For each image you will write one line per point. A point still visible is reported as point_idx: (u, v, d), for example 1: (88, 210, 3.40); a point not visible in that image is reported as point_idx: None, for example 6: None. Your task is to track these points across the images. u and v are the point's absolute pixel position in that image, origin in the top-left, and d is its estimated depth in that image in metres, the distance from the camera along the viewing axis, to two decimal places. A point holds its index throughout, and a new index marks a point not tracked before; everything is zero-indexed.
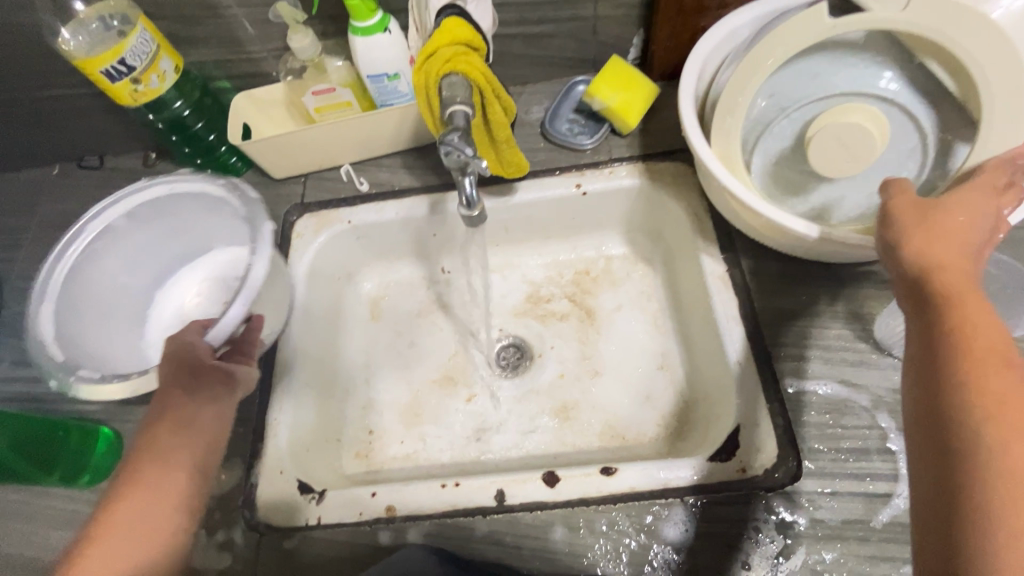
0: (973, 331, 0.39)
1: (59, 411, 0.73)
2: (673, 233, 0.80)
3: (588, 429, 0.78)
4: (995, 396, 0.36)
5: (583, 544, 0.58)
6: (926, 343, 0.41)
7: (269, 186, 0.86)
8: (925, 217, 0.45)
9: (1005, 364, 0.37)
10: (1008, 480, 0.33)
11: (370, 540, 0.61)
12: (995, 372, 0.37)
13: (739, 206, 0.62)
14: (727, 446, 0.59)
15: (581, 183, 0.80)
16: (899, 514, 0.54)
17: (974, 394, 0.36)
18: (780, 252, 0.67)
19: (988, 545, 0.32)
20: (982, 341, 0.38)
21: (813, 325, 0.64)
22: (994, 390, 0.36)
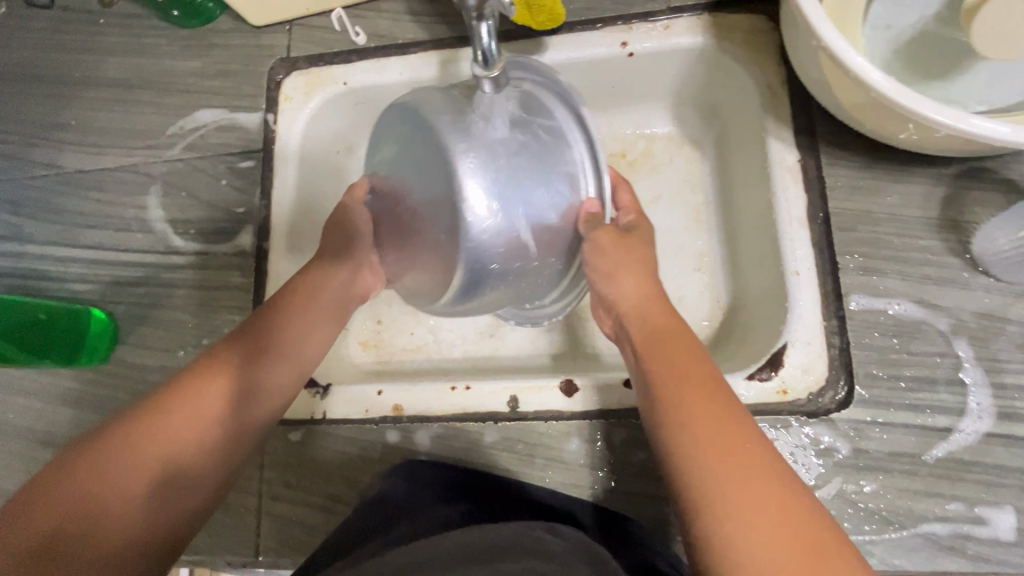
0: (676, 359, 0.48)
1: (50, 291, 0.69)
2: (735, 110, 0.66)
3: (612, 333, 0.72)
4: (686, 400, 0.45)
5: (599, 457, 0.55)
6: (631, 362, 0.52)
7: (246, 35, 0.71)
8: (629, 253, 0.54)
9: (694, 356, 0.48)
10: (714, 472, 0.40)
11: (377, 437, 0.58)
12: (688, 394, 0.45)
13: (835, 75, 0.48)
14: (770, 363, 0.52)
15: (627, 40, 0.64)
16: (956, 450, 0.48)
17: (669, 394, 0.46)
18: (872, 139, 0.54)
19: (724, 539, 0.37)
20: (673, 356, 0.48)
21: (895, 233, 0.53)
22: (686, 390, 0.45)
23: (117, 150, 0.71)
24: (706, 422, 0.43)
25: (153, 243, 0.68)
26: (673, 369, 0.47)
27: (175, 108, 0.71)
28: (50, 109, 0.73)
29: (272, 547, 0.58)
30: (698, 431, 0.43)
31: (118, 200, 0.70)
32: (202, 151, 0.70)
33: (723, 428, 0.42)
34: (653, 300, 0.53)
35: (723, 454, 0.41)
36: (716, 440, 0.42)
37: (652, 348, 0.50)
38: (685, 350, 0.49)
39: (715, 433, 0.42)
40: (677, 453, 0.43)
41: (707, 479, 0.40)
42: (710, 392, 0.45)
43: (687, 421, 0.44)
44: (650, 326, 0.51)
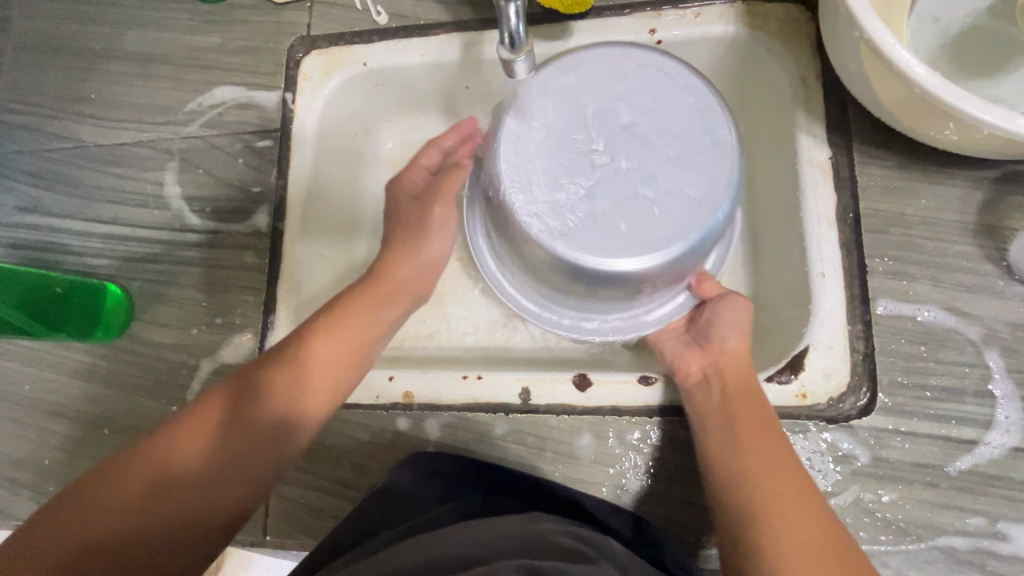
0: (753, 410, 0.49)
1: (66, 265, 0.69)
2: (765, 103, 0.64)
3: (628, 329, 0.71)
4: (758, 452, 0.47)
5: (609, 454, 0.54)
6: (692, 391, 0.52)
7: (266, 11, 0.70)
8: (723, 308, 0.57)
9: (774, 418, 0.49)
10: (773, 532, 0.43)
11: (387, 424, 0.58)
12: (779, 464, 0.46)
13: (876, 70, 0.46)
14: (791, 366, 0.51)
15: (656, 28, 0.62)
16: (981, 464, 0.47)
17: (746, 445, 0.47)
18: (909, 138, 0.52)
19: None
20: (751, 407, 0.49)
21: (928, 236, 0.52)
22: (760, 444, 0.47)
23: (135, 126, 0.71)
24: (777, 484, 0.45)
25: (169, 220, 0.68)
26: (757, 421, 0.48)
27: (193, 84, 0.70)
28: (69, 81, 0.73)
29: (280, 528, 0.58)
30: (776, 495, 0.44)
31: (135, 176, 0.70)
32: (220, 129, 0.69)
33: (788, 494, 0.44)
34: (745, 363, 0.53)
35: (786, 516, 0.43)
36: (790, 497, 0.44)
37: (737, 395, 0.50)
38: (763, 402, 0.50)
39: (798, 505, 0.44)
40: (741, 499, 0.45)
41: (786, 546, 0.42)
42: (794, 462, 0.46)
43: (751, 474, 0.46)
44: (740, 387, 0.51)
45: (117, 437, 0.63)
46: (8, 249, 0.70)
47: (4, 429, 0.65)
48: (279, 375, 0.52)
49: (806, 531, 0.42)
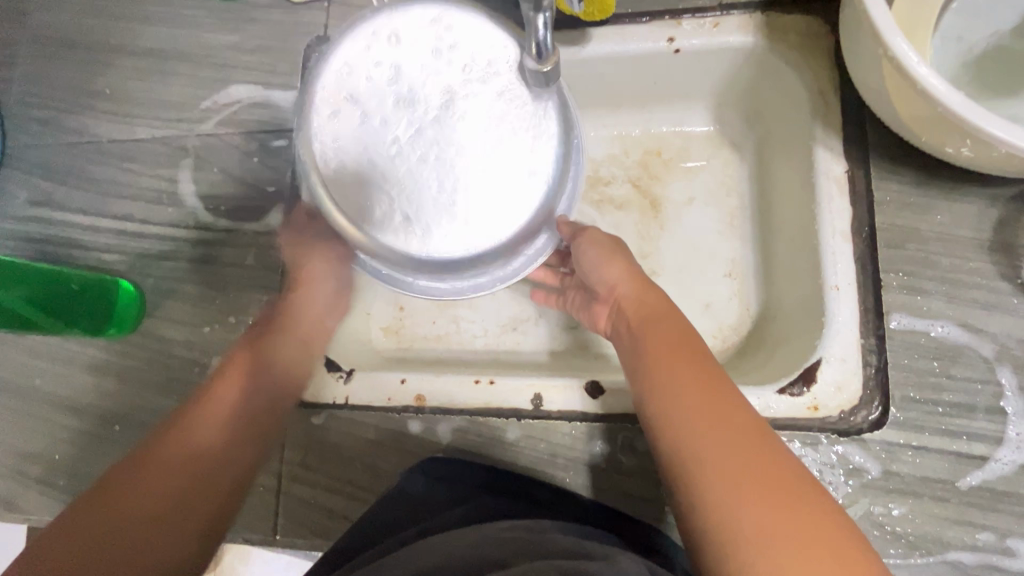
0: (659, 328, 0.49)
1: (80, 259, 0.69)
2: (782, 114, 0.64)
3: None
4: (666, 361, 0.46)
5: (620, 461, 0.55)
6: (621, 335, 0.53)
7: (284, 10, 0.70)
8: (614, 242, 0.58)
9: (685, 331, 0.49)
10: (690, 433, 0.41)
11: (398, 426, 0.58)
12: (674, 366, 0.45)
13: (899, 86, 0.47)
14: (803, 378, 0.51)
15: (674, 36, 0.62)
16: (991, 480, 0.47)
17: (652, 355, 0.47)
18: (928, 153, 0.52)
19: (705, 500, 0.39)
20: (654, 325, 0.50)
21: (943, 252, 0.52)
22: (666, 354, 0.47)
23: (150, 121, 0.71)
24: (688, 388, 0.44)
25: (182, 217, 0.68)
26: (667, 340, 0.48)
27: (209, 82, 0.70)
28: (84, 76, 0.73)
29: (291, 528, 0.58)
30: (690, 400, 0.43)
31: (149, 172, 0.70)
32: (235, 127, 0.69)
33: (694, 391, 0.43)
34: (646, 286, 0.54)
35: (703, 416, 0.42)
36: (708, 399, 0.43)
37: (642, 321, 0.51)
38: (671, 319, 0.50)
39: (710, 400, 0.43)
40: (657, 410, 0.44)
41: (692, 446, 0.41)
42: (694, 361, 0.46)
43: (658, 385, 0.45)
44: (637, 309, 0.52)
45: (127, 433, 0.63)
46: (22, 242, 0.70)
47: (15, 422, 0.65)
48: (281, 344, 0.61)
49: (714, 423, 0.41)
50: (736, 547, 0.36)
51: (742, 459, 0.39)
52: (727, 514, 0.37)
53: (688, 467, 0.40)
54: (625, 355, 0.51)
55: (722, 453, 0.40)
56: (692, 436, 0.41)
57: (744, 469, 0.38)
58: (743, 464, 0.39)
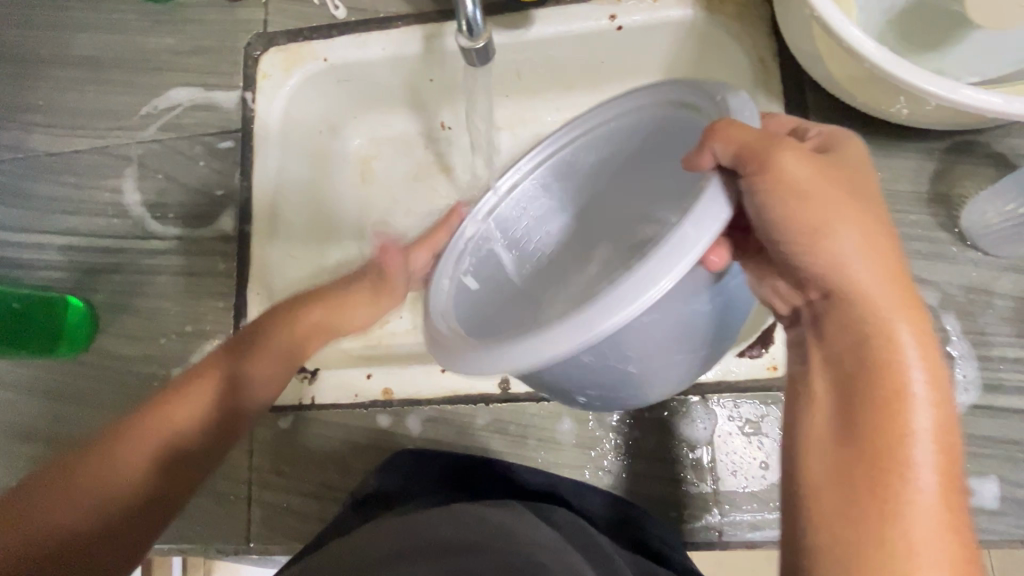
0: (887, 385, 0.34)
1: (24, 280, 0.66)
2: (727, 86, 0.65)
3: None
4: (895, 438, 0.33)
5: (591, 437, 0.55)
6: (825, 350, 0.37)
7: (221, 9, 0.69)
8: (840, 194, 0.37)
9: (938, 403, 0.34)
10: (867, 532, 0.32)
11: (368, 422, 0.58)
12: (902, 413, 0.33)
13: (829, 47, 0.48)
14: (761, 340, 0.54)
15: (616, 13, 0.62)
16: None
17: (880, 425, 0.33)
18: (865, 112, 0.53)
19: None
20: (892, 384, 0.34)
21: (884, 208, 0.53)
22: (891, 429, 0.33)
23: (88, 132, 0.68)
24: (899, 490, 0.32)
25: (130, 229, 0.66)
26: (902, 420, 0.33)
27: (148, 88, 0.68)
28: (15, 90, 0.70)
29: (265, 535, 0.57)
30: (914, 514, 0.31)
31: (92, 184, 0.67)
32: (178, 132, 0.67)
33: (914, 501, 0.32)
34: (899, 285, 0.36)
35: (914, 536, 0.31)
36: (928, 526, 0.31)
37: (864, 362, 0.35)
38: (931, 390, 0.34)
39: (936, 516, 0.31)
40: (820, 481, 0.34)
41: (861, 547, 0.31)
42: (936, 421, 0.34)
43: (857, 459, 0.33)
44: (874, 319, 0.36)
45: None
46: None
47: None
48: (257, 360, 0.52)
49: (913, 479, 0.32)
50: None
51: None
52: (842, 554, 0.32)
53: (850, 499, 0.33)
54: (823, 365, 0.38)
55: None
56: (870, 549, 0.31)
57: (917, 540, 0.31)
58: None
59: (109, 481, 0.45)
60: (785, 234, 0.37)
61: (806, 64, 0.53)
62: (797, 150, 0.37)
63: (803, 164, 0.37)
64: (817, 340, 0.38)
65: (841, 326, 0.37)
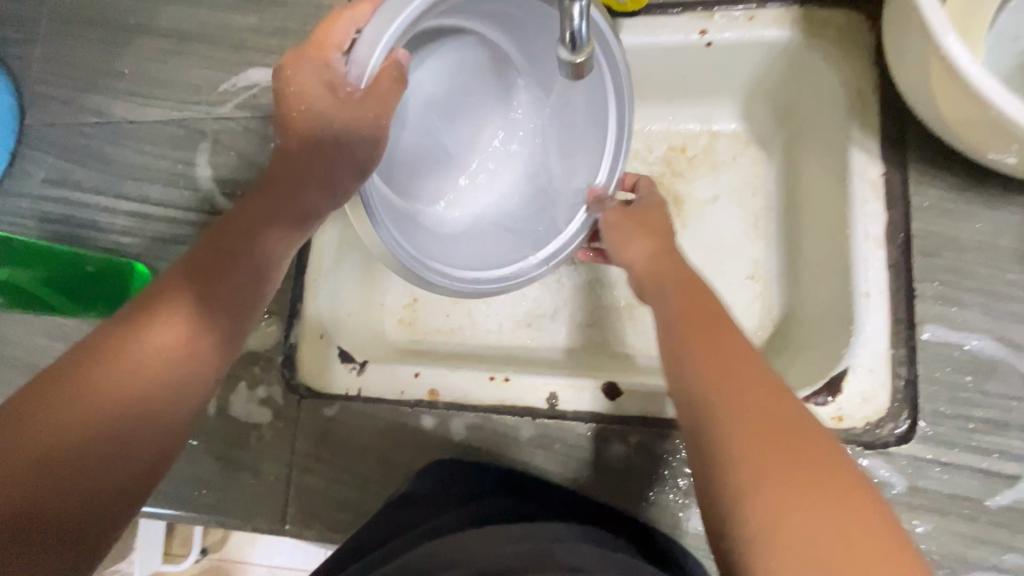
0: (697, 314, 0.42)
1: (94, 242, 0.68)
2: (815, 113, 0.61)
3: (640, 336, 0.70)
4: (700, 340, 0.39)
5: (637, 464, 0.54)
6: (665, 317, 0.44)
7: None
8: (639, 222, 0.55)
9: (711, 315, 0.41)
10: (738, 449, 0.33)
11: (411, 421, 0.58)
12: (734, 369, 0.36)
13: (946, 87, 0.45)
14: (829, 388, 0.49)
15: (707, 29, 0.59)
16: (1021, 500, 0.46)
17: (684, 345, 0.40)
18: (971, 159, 0.50)
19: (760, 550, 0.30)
20: (693, 313, 0.42)
21: (982, 263, 0.50)
22: (711, 347, 0.38)
23: (168, 102, 0.70)
24: (738, 387, 0.35)
25: (198, 201, 0.67)
26: (716, 344, 0.39)
27: (229, 65, 0.69)
28: (104, 55, 0.72)
29: (301, 518, 0.58)
30: (748, 409, 0.34)
31: (167, 154, 0.69)
32: (254, 111, 0.68)
33: (756, 396, 0.35)
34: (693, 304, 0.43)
35: (756, 431, 0.33)
36: (757, 408, 0.34)
37: (686, 317, 0.42)
38: (710, 297, 0.43)
39: (774, 409, 0.34)
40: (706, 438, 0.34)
41: (748, 468, 0.32)
42: (765, 383, 0.35)
43: (694, 376, 0.37)
44: (705, 330, 0.40)
45: None
46: (39, 222, 0.70)
47: None
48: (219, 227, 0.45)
49: (743, 391, 0.35)
50: (753, 515, 0.31)
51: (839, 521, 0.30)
52: (739, 456, 0.32)
53: (720, 441, 0.34)
54: (657, 320, 0.44)
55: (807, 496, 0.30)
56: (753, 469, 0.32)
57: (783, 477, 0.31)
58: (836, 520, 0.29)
59: (121, 343, 0.37)
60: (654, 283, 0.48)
61: (916, 99, 0.49)
62: (615, 208, 0.56)
63: (635, 238, 0.53)
64: (654, 300, 0.47)
65: (667, 302, 0.45)
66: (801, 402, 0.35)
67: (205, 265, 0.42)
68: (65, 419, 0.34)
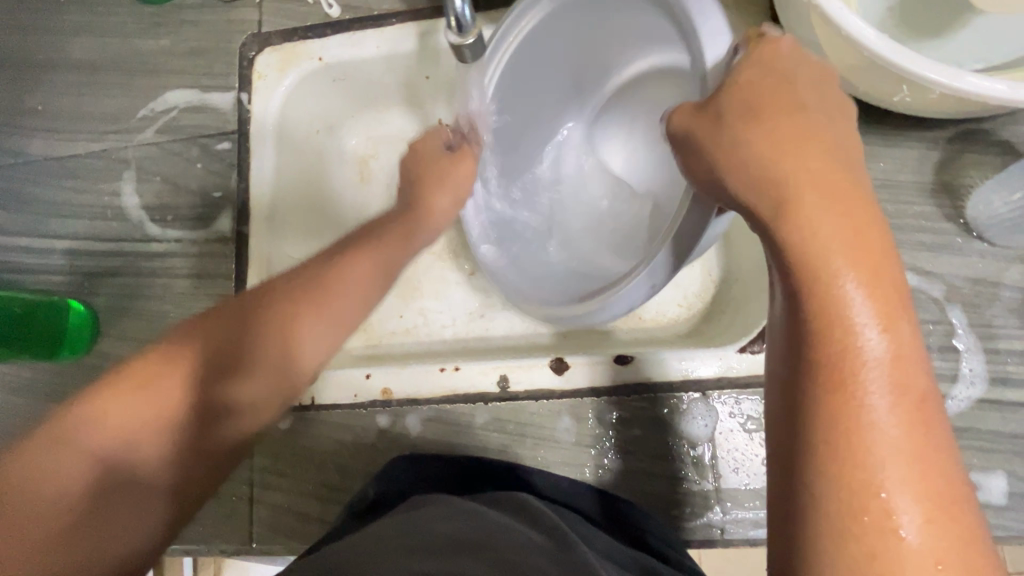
0: (823, 202, 0.31)
1: (25, 284, 0.67)
2: None
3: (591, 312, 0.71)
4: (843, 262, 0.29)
5: (592, 435, 0.55)
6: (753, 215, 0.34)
7: (216, 10, 0.68)
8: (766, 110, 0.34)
9: (847, 218, 0.30)
10: (850, 424, 0.27)
11: (367, 422, 0.58)
12: (861, 385, 0.27)
13: (828, 35, 0.47)
14: (761, 336, 0.54)
15: None
16: (948, 417, 0.48)
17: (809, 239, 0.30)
18: (868, 102, 0.52)
19: (828, 534, 0.27)
20: (821, 205, 0.30)
21: (888, 198, 0.52)
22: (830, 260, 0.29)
23: (87, 134, 0.68)
24: (862, 342, 0.28)
25: (129, 231, 0.66)
26: (862, 278, 0.29)
27: (146, 90, 0.68)
28: (15, 93, 0.70)
29: (266, 535, 0.57)
30: (857, 380, 0.27)
31: (92, 187, 0.68)
32: (176, 134, 0.67)
33: (871, 355, 0.28)
34: (867, 248, 0.29)
35: (881, 398, 0.27)
36: (883, 381, 0.27)
37: (782, 204, 0.31)
38: (847, 208, 0.30)
39: (893, 376, 0.27)
40: (807, 402, 0.28)
41: (849, 454, 0.27)
42: (913, 423, 0.27)
43: (817, 324, 0.29)
44: (847, 337, 0.28)
45: None
46: None
47: None
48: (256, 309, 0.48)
49: (867, 347, 0.28)
50: (834, 510, 0.27)
51: (927, 518, 0.26)
52: (840, 434, 0.27)
53: (828, 488, 0.27)
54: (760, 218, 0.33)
55: (909, 485, 0.26)
56: (862, 454, 0.26)
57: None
58: (925, 517, 0.26)
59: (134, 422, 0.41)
60: (756, 201, 0.33)
61: (810, 50, 0.51)
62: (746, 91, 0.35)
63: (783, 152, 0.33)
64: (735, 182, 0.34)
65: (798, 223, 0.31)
66: (927, 370, 0.28)
67: (204, 341, 0.45)
68: (67, 495, 0.37)
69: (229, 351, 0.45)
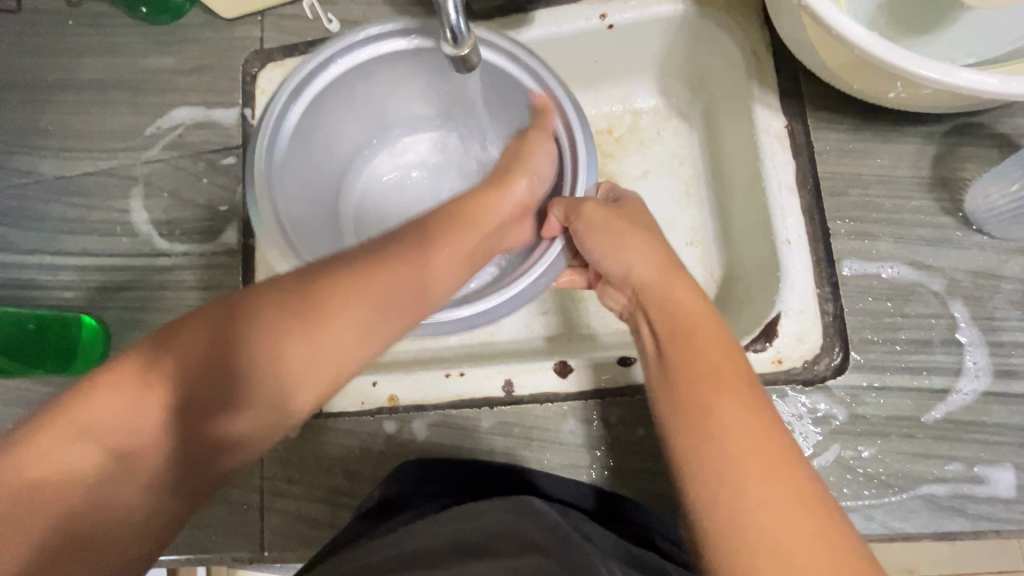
0: (667, 283, 0.46)
1: (37, 300, 0.68)
2: (722, 80, 0.64)
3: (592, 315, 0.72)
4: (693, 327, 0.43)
5: (597, 437, 0.55)
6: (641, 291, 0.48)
7: (219, 28, 0.70)
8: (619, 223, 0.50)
9: (685, 289, 0.46)
10: (705, 426, 0.38)
11: (374, 429, 0.58)
12: (715, 393, 0.39)
13: (819, 35, 0.47)
14: (765, 334, 0.51)
15: (606, 12, 0.62)
16: (954, 411, 0.48)
17: (663, 303, 0.45)
18: (862, 100, 0.53)
19: (711, 513, 0.35)
20: (668, 289, 0.46)
21: (885, 194, 0.53)
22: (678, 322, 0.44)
23: (96, 152, 0.70)
24: (701, 367, 0.40)
25: (137, 246, 0.67)
26: (683, 325, 0.43)
27: (153, 108, 0.70)
28: (26, 114, 0.72)
29: (277, 543, 0.58)
30: (707, 394, 0.39)
31: (101, 205, 0.69)
32: (182, 150, 0.69)
33: (718, 373, 0.40)
34: (694, 308, 0.44)
35: (718, 400, 0.38)
36: (724, 394, 0.39)
37: (654, 296, 0.46)
38: (682, 288, 0.46)
39: (729, 395, 0.38)
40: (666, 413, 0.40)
41: (710, 452, 0.37)
42: (747, 411, 0.37)
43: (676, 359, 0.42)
44: (691, 358, 0.41)
45: None
46: None
47: None
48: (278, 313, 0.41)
49: (704, 376, 0.40)
50: (709, 497, 0.36)
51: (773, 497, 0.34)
52: (696, 439, 0.38)
53: (699, 479, 0.36)
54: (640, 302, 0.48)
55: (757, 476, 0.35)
56: (716, 450, 0.36)
57: (780, 539, 0.33)
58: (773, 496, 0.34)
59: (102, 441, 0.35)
60: (644, 273, 0.48)
61: (801, 50, 0.52)
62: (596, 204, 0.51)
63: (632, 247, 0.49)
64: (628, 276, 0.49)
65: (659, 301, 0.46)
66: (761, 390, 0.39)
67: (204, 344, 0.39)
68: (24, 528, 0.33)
69: (224, 362, 0.39)
